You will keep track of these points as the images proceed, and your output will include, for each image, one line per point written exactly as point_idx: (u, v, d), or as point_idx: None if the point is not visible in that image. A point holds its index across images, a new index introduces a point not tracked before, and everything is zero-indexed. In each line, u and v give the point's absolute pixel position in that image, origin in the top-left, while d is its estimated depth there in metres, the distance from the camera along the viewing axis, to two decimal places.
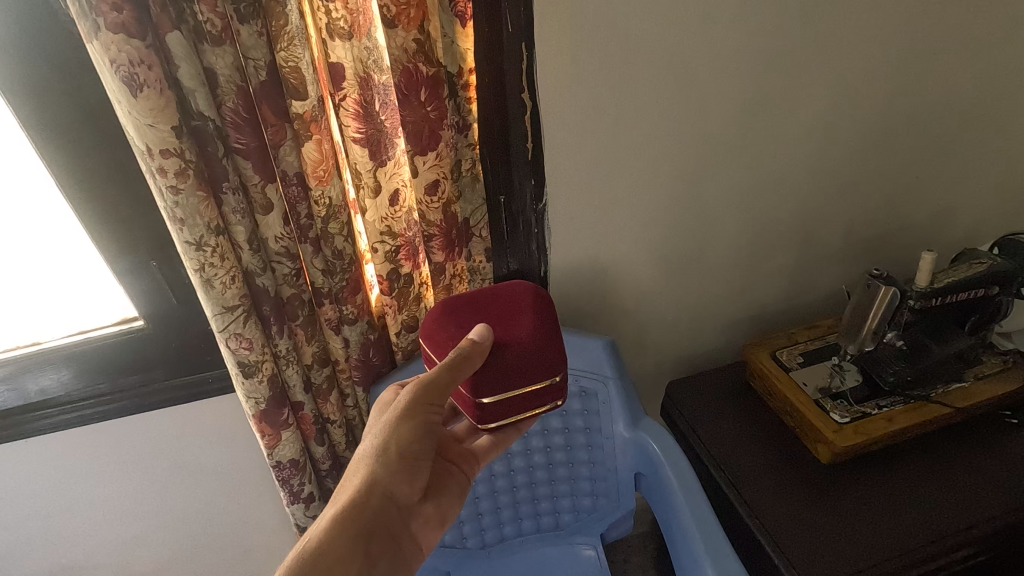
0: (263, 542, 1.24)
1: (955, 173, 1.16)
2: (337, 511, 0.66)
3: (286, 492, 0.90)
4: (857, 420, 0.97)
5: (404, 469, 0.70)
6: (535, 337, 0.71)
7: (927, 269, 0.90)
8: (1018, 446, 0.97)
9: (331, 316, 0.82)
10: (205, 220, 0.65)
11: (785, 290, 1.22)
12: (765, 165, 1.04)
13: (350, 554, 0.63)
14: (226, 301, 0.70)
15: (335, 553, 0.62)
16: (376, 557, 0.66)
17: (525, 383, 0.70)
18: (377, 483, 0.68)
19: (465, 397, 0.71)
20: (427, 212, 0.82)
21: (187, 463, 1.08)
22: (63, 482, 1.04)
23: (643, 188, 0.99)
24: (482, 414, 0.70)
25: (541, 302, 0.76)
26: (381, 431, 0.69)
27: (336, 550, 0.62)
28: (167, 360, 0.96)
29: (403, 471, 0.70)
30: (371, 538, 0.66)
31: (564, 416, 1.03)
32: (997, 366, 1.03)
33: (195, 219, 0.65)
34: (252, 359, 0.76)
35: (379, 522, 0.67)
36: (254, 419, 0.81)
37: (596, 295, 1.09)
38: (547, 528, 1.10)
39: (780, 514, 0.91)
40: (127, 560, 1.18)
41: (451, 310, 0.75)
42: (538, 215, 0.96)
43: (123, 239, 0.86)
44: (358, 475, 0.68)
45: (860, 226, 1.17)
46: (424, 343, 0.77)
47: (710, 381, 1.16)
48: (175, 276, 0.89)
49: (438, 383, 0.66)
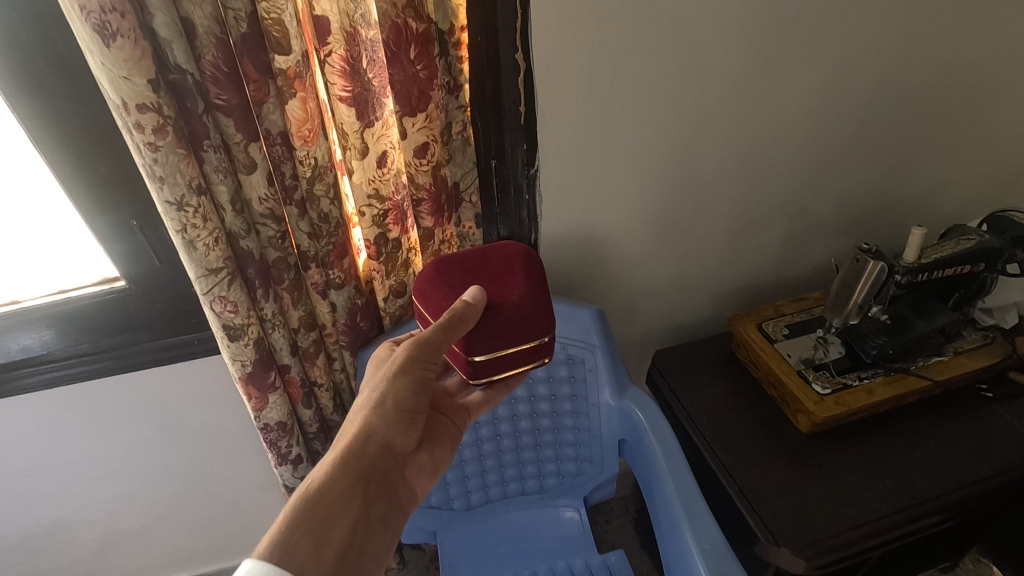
0: (254, 497, 1.27)
1: (950, 147, 1.15)
2: (336, 457, 0.66)
3: (274, 453, 0.90)
4: (839, 391, 0.98)
5: (402, 420, 0.70)
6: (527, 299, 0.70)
7: (916, 245, 0.90)
8: (990, 418, 1.00)
9: (318, 280, 0.81)
10: (186, 179, 0.63)
11: (775, 263, 1.22)
12: (762, 135, 1.02)
13: (349, 498, 0.64)
14: (209, 264, 0.68)
15: (334, 496, 0.63)
16: (374, 501, 0.68)
17: (517, 343, 0.70)
18: (375, 432, 0.68)
19: (458, 354, 0.71)
20: (415, 175, 0.80)
21: (175, 424, 1.09)
22: (49, 441, 1.04)
23: (637, 156, 0.98)
24: (475, 371, 0.70)
25: (533, 264, 0.75)
26: (377, 384, 0.69)
27: (336, 494, 0.63)
28: (152, 321, 0.95)
29: (400, 421, 0.70)
30: (370, 482, 0.67)
31: (550, 383, 1.04)
32: (977, 341, 1.05)
33: (175, 178, 0.62)
34: (237, 323, 0.74)
35: (376, 468, 0.68)
36: (241, 382, 0.80)
37: (586, 263, 1.09)
38: (531, 490, 1.12)
39: (760, 482, 0.93)
40: (119, 516, 1.20)
41: (443, 270, 0.74)
42: (529, 181, 0.95)
43: (101, 197, 0.83)
44: (355, 424, 0.68)
45: (853, 200, 1.17)
46: (417, 302, 0.77)
47: (696, 351, 1.17)
48: (157, 236, 0.87)
49: (433, 342, 0.66)
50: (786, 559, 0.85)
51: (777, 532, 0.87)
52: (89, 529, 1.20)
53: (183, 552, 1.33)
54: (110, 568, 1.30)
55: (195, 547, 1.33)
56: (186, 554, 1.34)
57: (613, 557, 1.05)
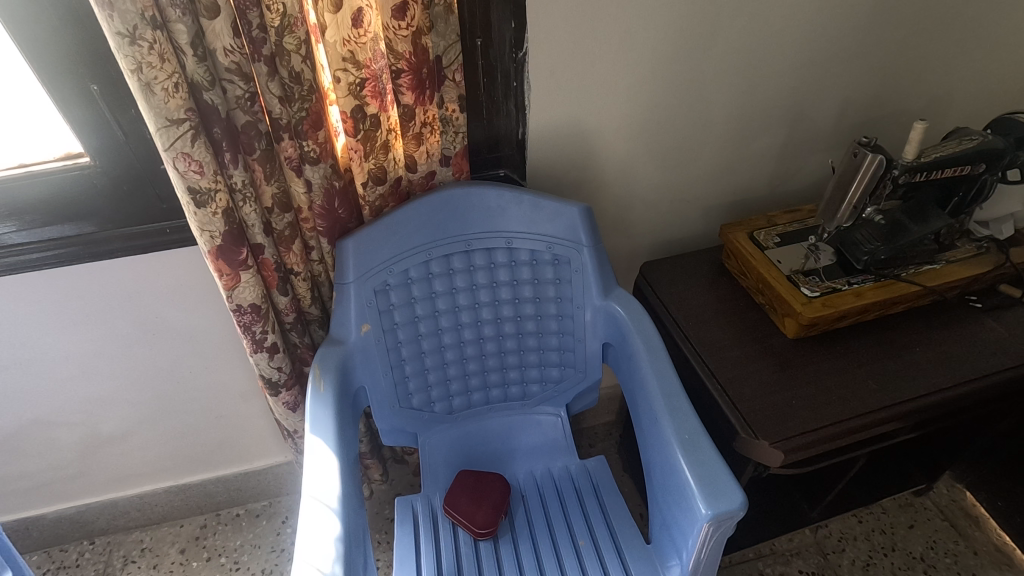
0: (233, 407, 1.24)
1: (961, 53, 1.10)
2: None
3: (249, 338, 0.91)
4: (827, 294, 0.97)
5: None
6: (503, 503, 0.98)
7: (916, 140, 0.86)
8: (979, 326, 0.98)
9: (292, 154, 0.80)
10: (137, 7, 0.62)
11: (770, 176, 1.18)
12: (766, 27, 0.97)
13: None
14: (170, 113, 0.68)
15: None
16: None
17: (474, 490, 0.98)
18: None
19: (469, 485, 0.99)
20: (393, 42, 0.76)
21: (149, 319, 1.05)
22: (21, 332, 1.01)
23: (631, 44, 0.93)
24: (459, 480, 1.00)
25: (492, 506, 0.96)
26: None
27: None
28: (118, 204, 0.91)
29: None
30: None
31: (535, 285, 1.01)
32: (970, 251, 1.04)
33: (125, 4, 0.61)
34: (203, 187, 0.75)
35: None
36: (210, 256, 0.81)
37: (576, 166, 1.05)
38: (514, 397, 1.09)
39: (741, 383, 0.92)
40: (98, 420, 1.17)
41: (470, 487, 0.99)
42: (517, 66, 0.90)
43: (59, 61, 0.78)
44: None
45: (854, 109, 1.12)
46: (456, 486, 0.99)
47: (686, 263, 1.15)
48: (121, 109, 0.83)
49: None
50: (765, 452, 0.85)
51: (757, 426, 0.86)
52: (67, 432, 1.17)
53: (162, 464, 1.30)
54: (90, 476, 1.27)
55: (174, 459, 1.30)
56: (166, 466, 1.31)
57: (593, 463, 1.07)
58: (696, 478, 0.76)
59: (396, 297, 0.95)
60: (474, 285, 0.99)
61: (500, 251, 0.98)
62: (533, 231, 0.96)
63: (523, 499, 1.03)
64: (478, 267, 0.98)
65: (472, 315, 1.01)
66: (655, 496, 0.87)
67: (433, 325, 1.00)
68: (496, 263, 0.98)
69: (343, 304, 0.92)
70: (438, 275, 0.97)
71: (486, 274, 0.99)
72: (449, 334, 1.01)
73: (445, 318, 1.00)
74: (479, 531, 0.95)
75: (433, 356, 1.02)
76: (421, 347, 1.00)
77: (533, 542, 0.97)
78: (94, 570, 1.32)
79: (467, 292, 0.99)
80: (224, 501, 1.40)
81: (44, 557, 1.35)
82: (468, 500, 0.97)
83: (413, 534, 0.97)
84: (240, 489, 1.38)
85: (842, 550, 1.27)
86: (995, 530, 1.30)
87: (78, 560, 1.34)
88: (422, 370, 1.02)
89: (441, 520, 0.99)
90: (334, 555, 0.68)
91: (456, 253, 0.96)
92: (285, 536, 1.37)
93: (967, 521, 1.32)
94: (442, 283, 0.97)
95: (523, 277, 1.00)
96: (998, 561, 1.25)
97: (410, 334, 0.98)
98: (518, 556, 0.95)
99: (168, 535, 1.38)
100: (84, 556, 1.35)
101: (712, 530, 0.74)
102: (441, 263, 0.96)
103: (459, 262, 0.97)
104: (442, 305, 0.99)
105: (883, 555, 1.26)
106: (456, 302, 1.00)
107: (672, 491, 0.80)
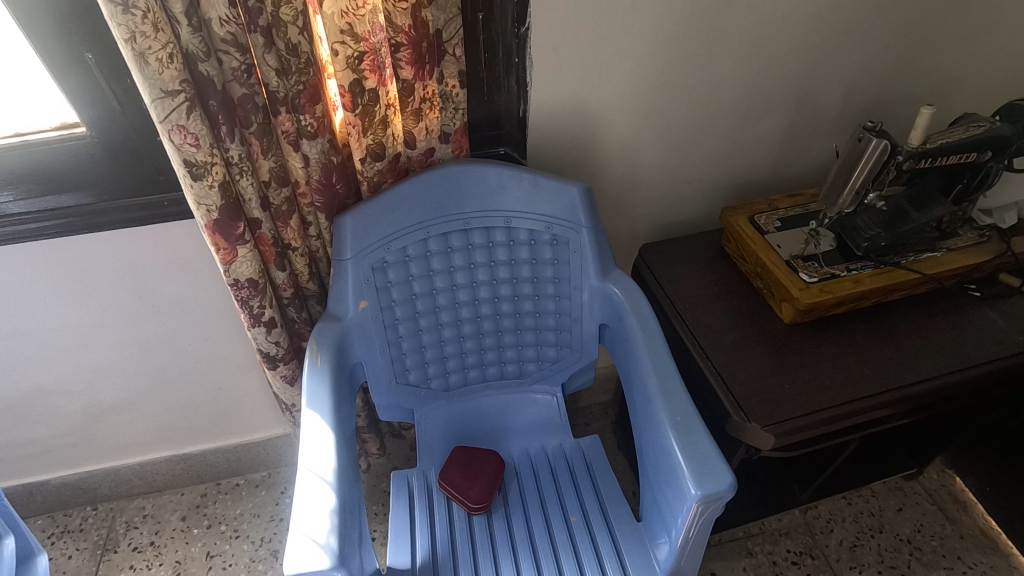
0: (232, 379, 1.25)
1: (974, 35, 1.07)
2: None
3: (247, 312, 0.91)
4: (825, 280, 0.96)
5: None
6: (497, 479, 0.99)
7: (923, 126, 0.84)
8: (976, 315, 0.98)
9: (289, 128, 0.79)
10: None
11: (774, 159, 1.16)
12: (775, 6, 0.95)
13: None
14: (165, 85, 0.68)
15: None
16: None
17: (471, 466, 1.00)
18: None
19: (466, 458, 1.01)
20: (393, 14, 0.75)
21: (149, 291, 1.06)
22: (22, 302, 1.02)
23: (634, 21, 0.91)
24: (458, 454, 1.02)
25: (489, 482, 0.98)
26: None
27: None
28: (113, 175, 0.91)
29: None
30: None
31: (534, 264, 1.00)
32: (972, 239, 1.03)
33: None
34: (200, 160, 0.74)
35: None
36: (208, 230, 0.81)
37: (577, 144, 1.04)
38: (510, 376, 1.10)
39: (735, 367, 0.92)
40: (99, 389, 1.19)
41: (467, 462, 1.01)
42: (518, 41, 0.89)
43: (50, 27, 0.77)
44: None
45: (861, 92, 1.10)
46: (455, 459, 1.02)
47: (686, 245, 1.15)
48: (116, 78, 0.82)
49: None
50: (756, 435, 0.85)
51: (750, 410, 0.87)
52: (69, 400, 1.19)
53: (164, 433, 1.32)
54: (92, 444, 1.29)
55: (175, 429, 1.32)
56: (167, 436, 1.33)
57: (587, 441, 1.08)
58: (686, 459, 0.76)
59: (394, 275, 0.95)
60: (472, 264, 0.99)
61: (499, 231, 0.97)
62: (531, 210, 0.96)
63: (516, 476, 1.04)
64: (477, 246, 0.98)
65: (471, 293, 1.01)
66: (647, 474, 0.88)
67: (431, 303, 1.00)
68: (494, 242, 0.98)
69: (341, 280, 0.92)
70: (437, 253, 0.97)
71: (485, 253, 0.99)
72: (448, 312, 1.02)
73: (443, 296, 1.00)
74: (473, 506, 0.97)
75: (431, 333, 1.02)
76: (420, 324, 1.01)
77: (526, 517, 0.98)
78: (97, 535, 1.35)
79: (466, 271, 0.99)
80: (224, 470, 1.42)
81: (49, 521, 1.38)
82: (463, 476, 0.98)
83: (408, 506, 0.99)
84: (240, 459, 1.41)
85: (830, 531, 1.30)
86: (982, 515, 1.32)
87: (82, 524, 1.37)
88: (419, 346, 1.02)
89: (436, 494, 1.01)
90: (329, 527, 0.69)
91: (455, 232, 0.96)
92: (284, 506, 1.39)
93: (955, 506, 1.33)
94: (441, 262, 0.97)
95: (521, 256, 0.99)
96: (983, 545, 1.27)
97: (408, 311, 0.99)
98: (511, 531, 0.96)
99: (169, 502, 1.40)
100: (88, 521, 1.38)
101: (701, 510, 0.75)
102: (440, 241, 0.96)
103: (457, 240, 0.97)
104: (440, 283, 0.99)
105: (870, 537, 1.29)
106: (455, 281, 1.00)
107: (663, 471, 0.81)
